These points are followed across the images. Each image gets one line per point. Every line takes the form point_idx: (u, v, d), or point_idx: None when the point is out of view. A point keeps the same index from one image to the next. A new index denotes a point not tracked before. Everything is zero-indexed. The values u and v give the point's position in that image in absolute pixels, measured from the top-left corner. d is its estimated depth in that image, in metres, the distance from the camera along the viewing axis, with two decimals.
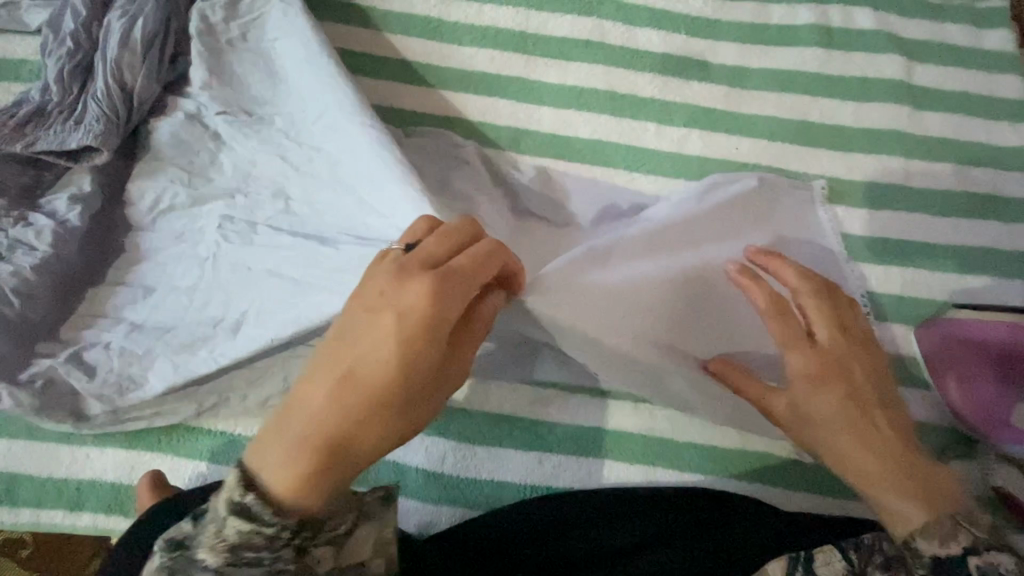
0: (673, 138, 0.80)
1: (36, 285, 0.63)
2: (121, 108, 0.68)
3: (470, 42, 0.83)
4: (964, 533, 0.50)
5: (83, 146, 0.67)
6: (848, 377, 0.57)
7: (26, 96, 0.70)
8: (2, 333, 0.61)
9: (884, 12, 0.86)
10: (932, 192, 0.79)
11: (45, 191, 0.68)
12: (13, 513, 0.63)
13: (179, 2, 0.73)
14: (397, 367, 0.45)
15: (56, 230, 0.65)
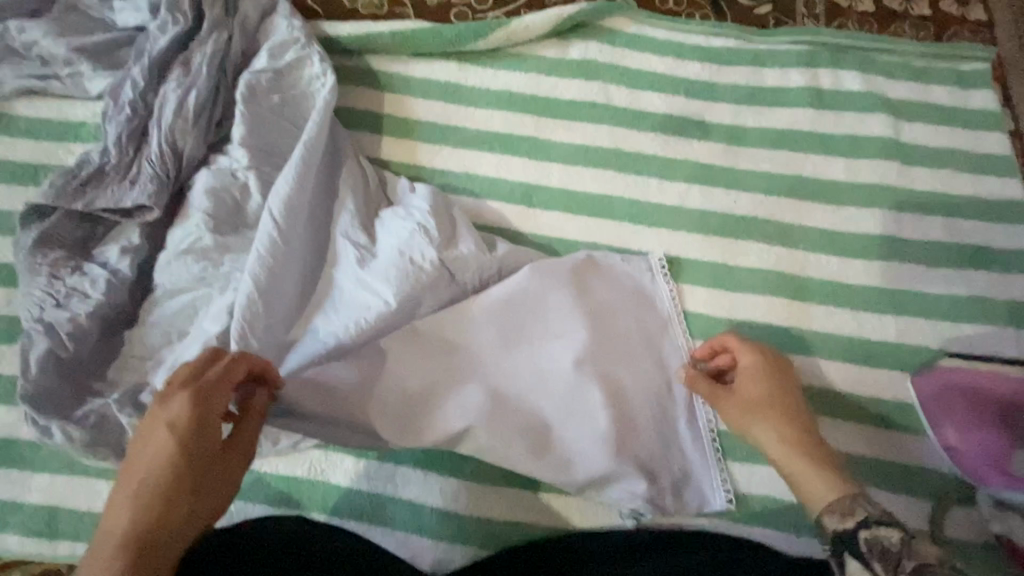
0: (675, 193, 0.86)
1: (87, 328, 0.69)
2: (172, 169, 0.76)
3: (486, 105, 0.90)
4: (861, 509, 0.57)
5: (138, 205, 0.75)
6: (776, 382, 0.68)
7: (86, 157, 0.78)
8: (57, 374, 0.67)
9: (871, 74, 0.92)
10: (923, 243, 0.84)
11: (99, 242, 0.75)
12: (53, 544, 0.67)
13: (226, 74, 0.82)
14: (158, 462, 0.51)
15: (109, 279, 0.71)
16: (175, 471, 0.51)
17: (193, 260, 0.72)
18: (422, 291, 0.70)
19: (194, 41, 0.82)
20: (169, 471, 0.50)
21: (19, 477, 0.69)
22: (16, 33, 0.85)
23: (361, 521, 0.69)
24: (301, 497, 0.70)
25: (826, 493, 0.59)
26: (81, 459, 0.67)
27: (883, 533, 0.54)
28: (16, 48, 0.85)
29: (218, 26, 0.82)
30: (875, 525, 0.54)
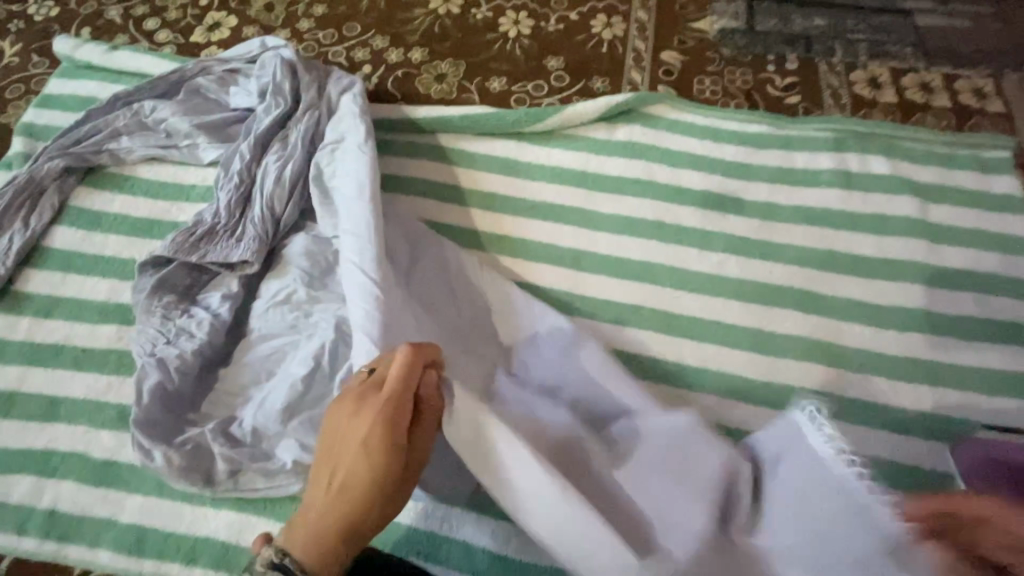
0: (714, 262, 0.93)
1: (191, 365, 0.79)
2: (271, 229, 0.89)
3: (541, 178, 1.01)
4: None
5: (241, 259, 0.86)
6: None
7: (199, 216, 0.91)
8: (163, 404, 0.77)
9: (896, 159, 1.00)
10: (955, 317, 0.88)
11: (203, 288, 0.86)
12: (138, 562, 0.74)
13: (320, 149, 0.95)
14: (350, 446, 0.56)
15: (212, 322, 0.82)
16: (365, 454, 0.56)
17: (284, 309, 0.83)
18: None
19: (295, 122, 0.96)
20: (358, 456, 0.56)
21: (116, 496, 0.77)
22: (150, 112, 1.02)
23: (417, 558, 0.74)
24: None
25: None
26: (173, 483, 0.75)
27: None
28: (147, 124, 1.02)
29: (316, 109, 0.97)
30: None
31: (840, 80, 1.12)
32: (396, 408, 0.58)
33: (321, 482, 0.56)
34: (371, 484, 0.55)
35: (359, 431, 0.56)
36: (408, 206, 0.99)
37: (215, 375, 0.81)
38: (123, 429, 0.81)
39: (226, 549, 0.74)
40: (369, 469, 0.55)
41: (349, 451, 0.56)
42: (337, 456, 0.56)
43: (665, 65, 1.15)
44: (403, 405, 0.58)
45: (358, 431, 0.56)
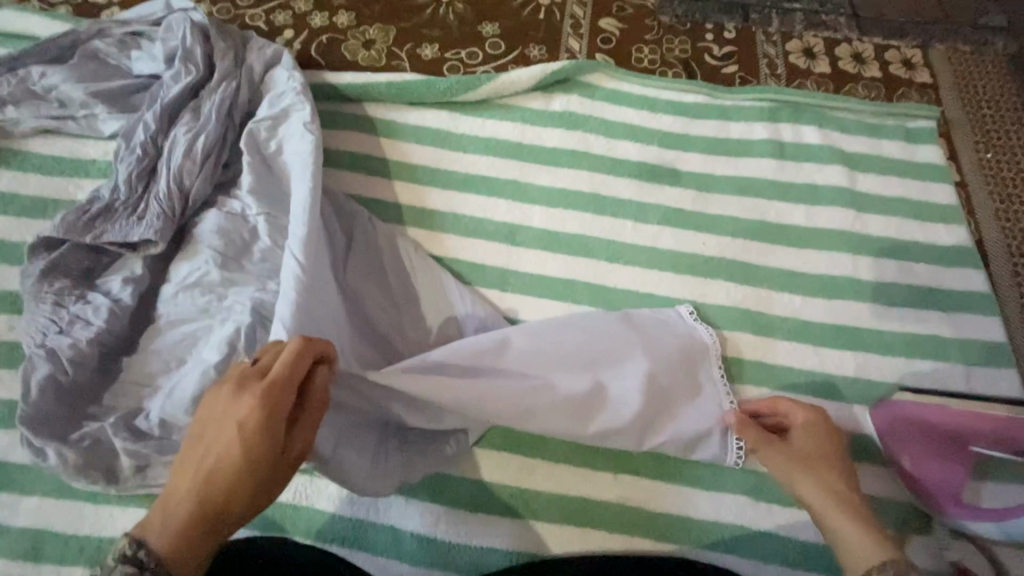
0: (649, 234, 0.92)
1: (87, 354, 0.72)
2: (178, 207, 0.82)
3: (474, 150, 0.97)
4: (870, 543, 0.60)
5: (143, 239, 0.79)
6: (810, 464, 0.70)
7: (97, 193, 0.83)
8: (55, 398, 0.71)
9: (827, 129, 1.01)
10: (878, 283, 0.90)
11: (103, 272, 0.79)
12: (36, 567, 0.68)
13: (234, 119, 0.88)
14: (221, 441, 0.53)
15: (111, 308, 0.75)
16: (230, 453, 0.53)
17: (194, 291, 0.77)
18: None
19: (204, 89, 0.88)
20: (225, 453, 0.53)
21: (8, 500, 0.71)
22: (38, 78, 0.92)
23: (343, 546, 0.71)
24: (285, 522, 0.72)
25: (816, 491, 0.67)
26: (71, 483, 0.70)
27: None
28: (35, 91, 0.91)
29: (227, 75, 0.89)
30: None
31: (776, 50, 1.12)
32: (270, 408, 0.54)
33: (189, 476, 0.53)
34: (239, 482, 0.53)
35: (230, 429, 0.53)
36: (334, 180, 0.94)
37: (118, 365, 0.75)
38: (15, 427, 0.74)
39: None
40: (237, 470, 0.52)
41: (216, 446, 0.53)
42: (207, 449, 0.54)
43: (603, 33, 1.11)
44: (281, 408, 0.54)
45: (230, 421, 0.53)
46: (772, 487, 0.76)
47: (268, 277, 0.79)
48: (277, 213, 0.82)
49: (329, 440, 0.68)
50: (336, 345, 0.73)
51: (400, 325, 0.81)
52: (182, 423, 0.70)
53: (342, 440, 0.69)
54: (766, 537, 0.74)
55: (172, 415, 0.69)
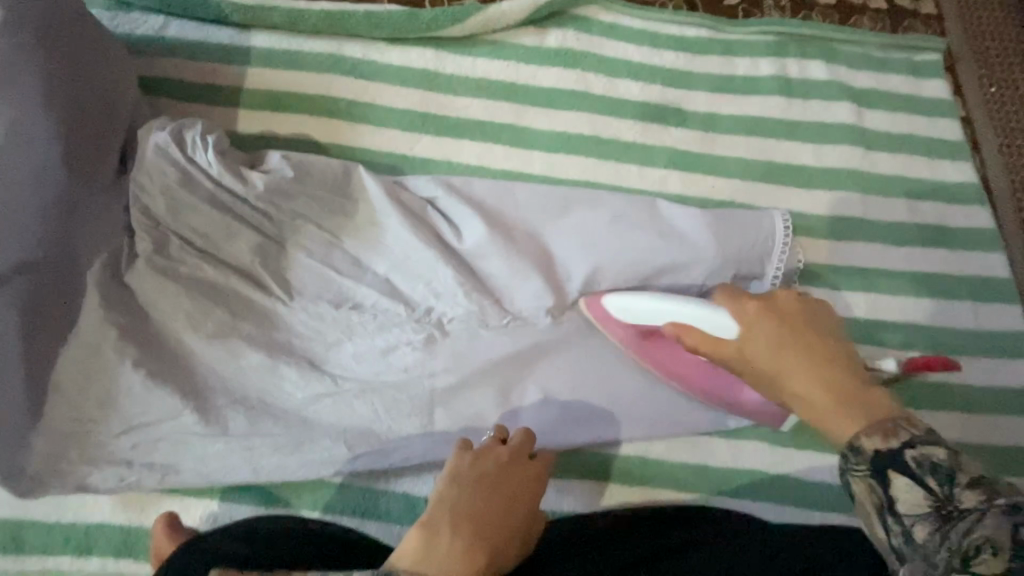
0: (655, 179, 0.88)
1: (56, 307, 0.63)
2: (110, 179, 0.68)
3: (465, 92, 0.89)
4: (902, 431, 0.48)
5: (102, 240, 0.67)
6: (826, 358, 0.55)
7: None
8: (48, 337, 0.62)
9: (835, 64, 0.96)
10: (885, 224, 0.88)
11: (79, 259, 0.65)
12: (20, 560, 0.63)
13: (127, 81, 0.71)
14: None
15: (59, 292, 0.63)
16: None
17: (141, 243, 0.68)
18: (261, 295, 0.70)
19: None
20: None
21: None
22: None
23: (355, 516, 0.68)
24: (290, 495, 0.68)
25: (850, 429, 0.50)
26: (52, 408, 0.63)
27: (930, 450, 0.47)
28: None
29: None
30: (920, 444, 0.47)
31: None
32: None
33: None
34: None
35: None
36: (315, 129, 0.85)
37: (52, 332, 0.63)
38: None
39: (128, 531, 0.65)
40: None
41: None
42: None
43: None
44: None
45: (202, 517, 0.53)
46: (786, 433, 0.75)
47: (258, 285, 0.70)
48: (252, 198, 0.70)
49: (249, 217, 0.70)
50: (227, 372, 0.67)
51: (222, 300, 0.69)
52: (161, 401, 0.64)
53: (219, 302, 0.69)
54: (782, 480, 0.74)
55: (154, 390, 0.64)
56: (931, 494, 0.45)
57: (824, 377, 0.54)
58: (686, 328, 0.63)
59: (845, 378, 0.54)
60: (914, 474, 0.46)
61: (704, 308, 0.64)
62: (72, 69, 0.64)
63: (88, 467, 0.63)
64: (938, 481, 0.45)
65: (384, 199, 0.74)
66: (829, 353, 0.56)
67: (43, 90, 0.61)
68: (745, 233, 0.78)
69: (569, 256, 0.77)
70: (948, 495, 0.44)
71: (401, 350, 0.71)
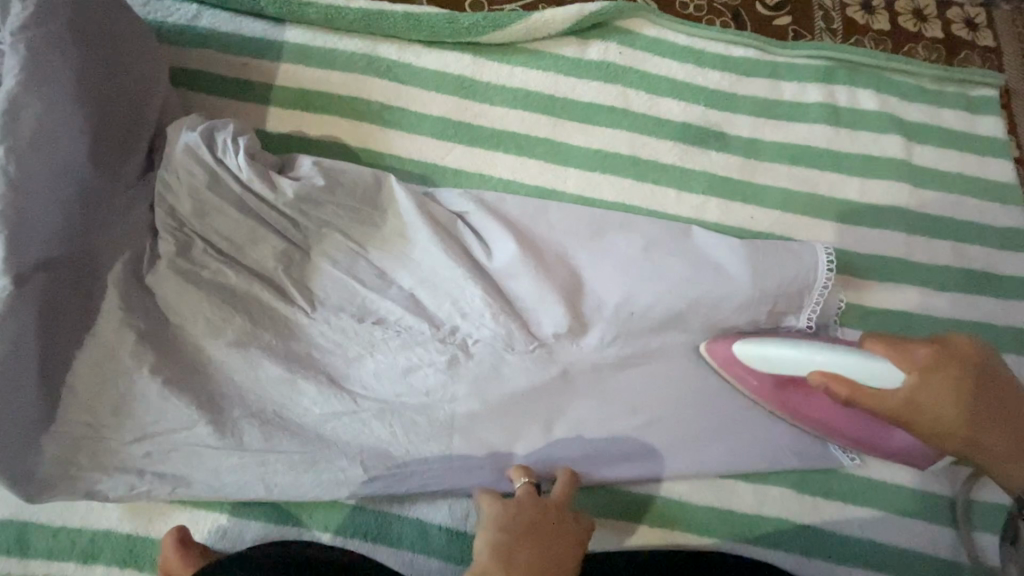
0: (692, 204, 0.85)
1: (73, 307, 0.61)
2: (138, 176, 0.66)
3: (501, 101, 0.86)
4: None
5: (126, 237, 0.65)
6: (976, 398, 0.60)
7: None
8: (64, 338, 0.61)
9: (885, 94, 0.92)
10: (929, 267, 0.84)
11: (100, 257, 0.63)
12: (24, 563, 0.62)
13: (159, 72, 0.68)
14: None
15: (77, 292, 0.61)
16: None
17: (166, 245, 0.66)
18: (283, 305, 0.68)
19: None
20: None
21: None
22: None
23: (365, 540, 0.67)
24: (301, 514, 0.66)
25: None
26: (66, 411, 0.61)
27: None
28: None
29: None
30: None
31: (832, 0, 1.00)
32: None
33: None
34: None
35: None
36: (345, 131, 0.83)
37: (67, 333, 0.61)
38: None
39: (134, 540, 0.63)
40: None
41: None
42: None
43: None
44: None
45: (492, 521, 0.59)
46: (815, 480, 0.73)
47: (282, 294, 0.68)
48: (280, 203, 0.67)
49: (275, 222, 0.68)
50: (245, 384, 0.65)
51: (244, 306, 0.67)
52: (176, 410, 0.63)
53: (240, 310, 0.66)
54: (807, 530, 0.71)
55: (170, 398, 0.62)
56: None
57: (1007, 430, 0.60)
58: (834, 377, 0.62)
59: (1021, 420, 0.60)
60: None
61: (870, 363, 0.62)
62: (104, 60, 0.62)
63: (98, 474, 0.61)
64: None
65: (414, 212, 0.71)
66: (1010, 395, 0.61)
67: (74, 81, 0.59)
68: (784, 271, 0.75)
69: (601, 281, 0.74)
70: None
71: (423, 371, 0.69)
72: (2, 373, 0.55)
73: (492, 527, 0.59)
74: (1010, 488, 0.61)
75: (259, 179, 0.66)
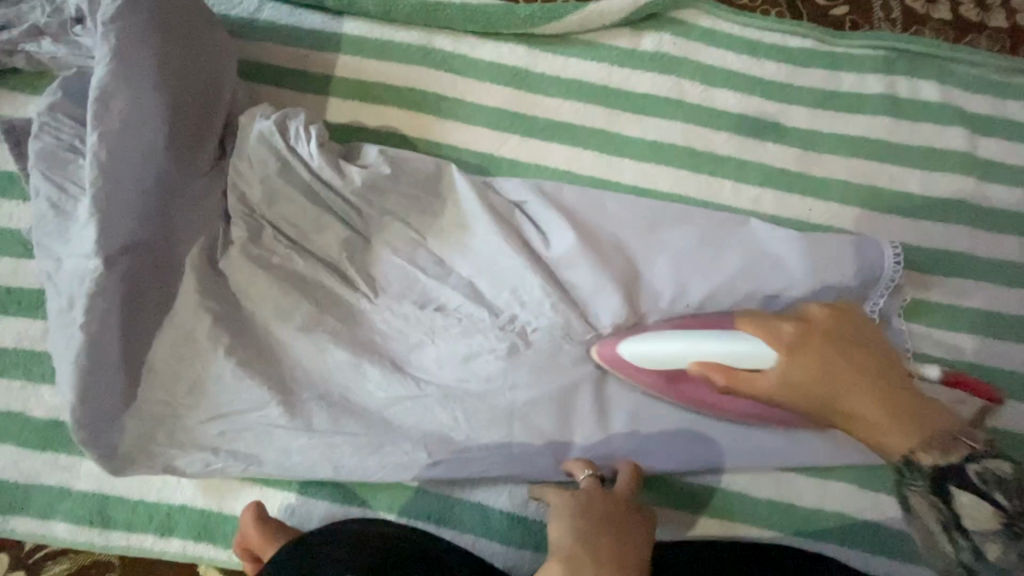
0: (749, 196, 0.84)
1: (154, 289, 0.63)
2: (212, 164, 0.68)
3: (556, 92, 0.86)
4: (964, 445, 0.52)
5: (202, 223, 0.67)
6: (887, 374, 0.59)
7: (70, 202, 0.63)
8: (146, 319, 0.63)
9: (948, 85, 0.90)
10: (996, 263, 0.82)
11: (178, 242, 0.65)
12: (105, 534, 0.64)
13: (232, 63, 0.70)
14: None
15: (157, 274, 0.63)
16: None
17: (239, 231, 0.67)
18: (349, 291, 0.69)
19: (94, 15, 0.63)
20: None
21: (70, 463, 0.65)
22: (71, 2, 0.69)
23: (428, 522, 0.68)
24: (366, 495, 0.68)
25: (913, 445, 0.54)
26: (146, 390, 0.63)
27: (993, 464, 0.49)
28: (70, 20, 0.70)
29: None
30: (983, 458, 0.50)
31: None
32: None
33: None
34: None
35: None
36: (402, 122, 0.84)
37: (148, 314, 0.63)
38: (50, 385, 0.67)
39: (208, 516, 0.65)
40: None
41: None
42: None
43: None
44: None
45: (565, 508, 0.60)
46: (878, 477, 0.71)
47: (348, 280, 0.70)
48: (348, 191, 0.69)
49: (341, 209, 0.69)
50: (314, 367, 0.67)
51: (312, 292, 0.68)
52: (249, 390, 0.64)
53: (308, 295, 0.68)
54: (868, 526, 0.70)
55: (243, 379, 0.64)
56: (1001, 510, 0.47)
57: (878, 394, 0.58)
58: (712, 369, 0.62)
59: (902, 390, 0.58)
60: (982, 491, 0.48)
61: (738, 344, 0.62)
62: (184, 50, 0.64)
63: (175, 450, 0.64)
64: (1008, 497, 0.47)
65: (475, 201, 0.72)
66: (886, 365, 0.60)
67: (157, 71, 0.61)
68: (847, 262, 0.74)
69: (658, 271, 0.74)
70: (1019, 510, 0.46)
71: (483, 358, 0.69)
72: (92, 350, 0.58)
73: (569, 514, 0.59)
74: (888, 455, 0.56)
75: (327, 167, 0.68)
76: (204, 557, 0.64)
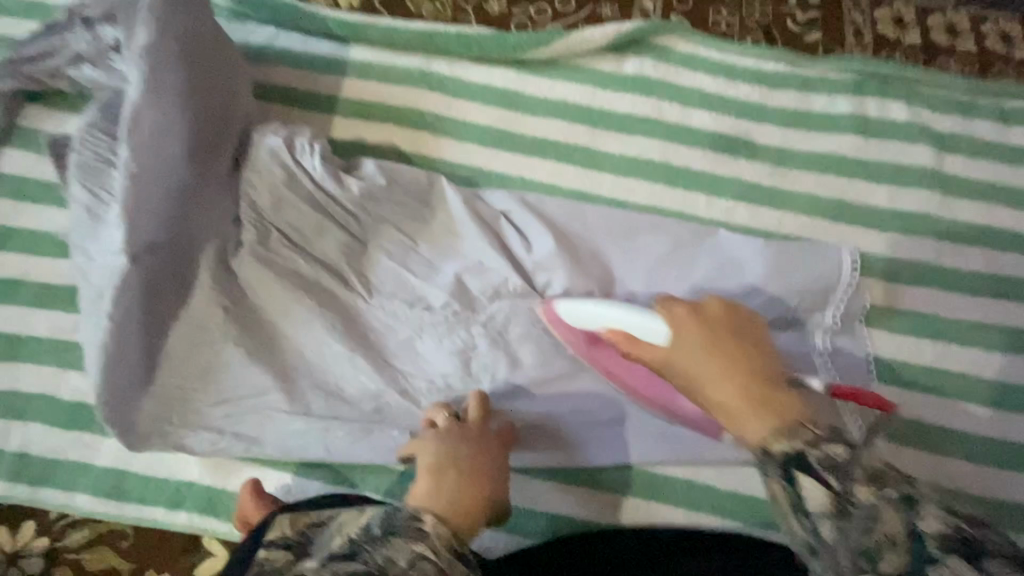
0: (722, 209, 0.89)
1: (172, 286, 0.71)
2: (227, 175, 0.76)
3: (542, 113, 0.93)
4: (806, 433, 0.49)
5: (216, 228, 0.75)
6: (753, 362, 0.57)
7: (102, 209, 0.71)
8: (165, 312, 0.70)
9: (917, 106, 0.95)
10: (960, 273, 0.86)
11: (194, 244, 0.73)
12: (121, 506, 0.71)
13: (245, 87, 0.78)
14: None
15: (175, 273, 0.71)
16: None
17: (250, 236, 0.75)
18: (347, 290, 0.76)
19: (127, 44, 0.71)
20: None
21: (92, 442, 0.73)
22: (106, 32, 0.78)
23: None
24: (357, 478, 0.74)
25: (760, 431, 0.51)
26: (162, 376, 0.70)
27: (833, 449, 0.48)
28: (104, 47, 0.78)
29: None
30: (823, 444, 0.48)
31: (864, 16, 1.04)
32: None
33: None
34: None
35: None
36: (401, 139, 0.92)
37: (167, 309, 0.70)
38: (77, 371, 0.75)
39: (214, 493, 0.72)
40: None
41: None
42: None
43: None
44: None
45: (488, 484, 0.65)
46: None
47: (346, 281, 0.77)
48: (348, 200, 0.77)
49: (342, 216, 0.77)
50: (313, 358, 0.73)
51: (314, 291, 0.75)
52: (254, 379, 0.71)
53: (311, 294, 0.75)
54: None
55: (249, 368, 0.71)
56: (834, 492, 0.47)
57: (740, 384, 0.55)
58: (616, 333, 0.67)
59: (763, 375, 0.56)
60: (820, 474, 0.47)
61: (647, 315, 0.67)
62: (204, 76, 0.72)
63: (186, 431, 0.71)
64: (840, 479, 0.47)
65: (462, 210, 0.79)
66: (749, 356, 0.58)
67: (180, 93, 0.69)
68: (809, 268, 0.79)
69: (632, 275, 0.80)
70: (846, 490, 0.46)
71: (467, 354, 0.76)
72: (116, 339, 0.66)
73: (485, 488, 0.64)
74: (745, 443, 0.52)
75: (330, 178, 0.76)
76: (209, 530, 0.71)
